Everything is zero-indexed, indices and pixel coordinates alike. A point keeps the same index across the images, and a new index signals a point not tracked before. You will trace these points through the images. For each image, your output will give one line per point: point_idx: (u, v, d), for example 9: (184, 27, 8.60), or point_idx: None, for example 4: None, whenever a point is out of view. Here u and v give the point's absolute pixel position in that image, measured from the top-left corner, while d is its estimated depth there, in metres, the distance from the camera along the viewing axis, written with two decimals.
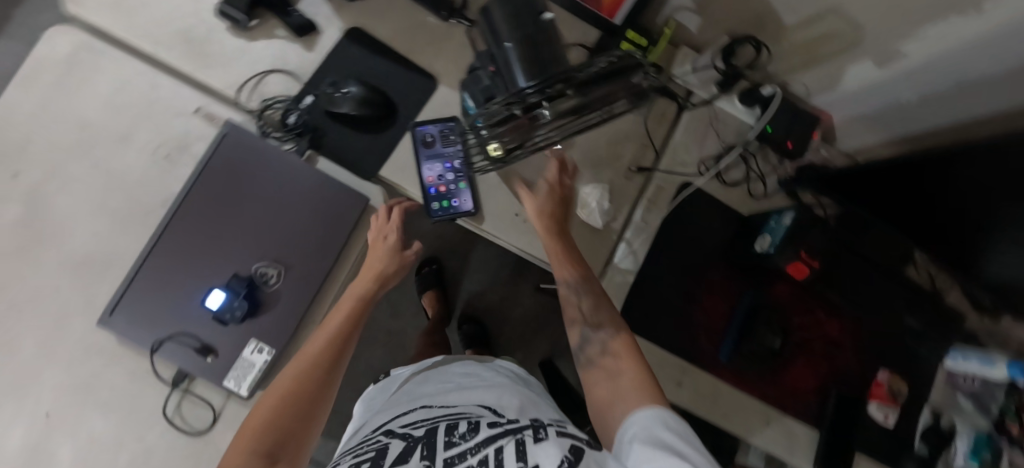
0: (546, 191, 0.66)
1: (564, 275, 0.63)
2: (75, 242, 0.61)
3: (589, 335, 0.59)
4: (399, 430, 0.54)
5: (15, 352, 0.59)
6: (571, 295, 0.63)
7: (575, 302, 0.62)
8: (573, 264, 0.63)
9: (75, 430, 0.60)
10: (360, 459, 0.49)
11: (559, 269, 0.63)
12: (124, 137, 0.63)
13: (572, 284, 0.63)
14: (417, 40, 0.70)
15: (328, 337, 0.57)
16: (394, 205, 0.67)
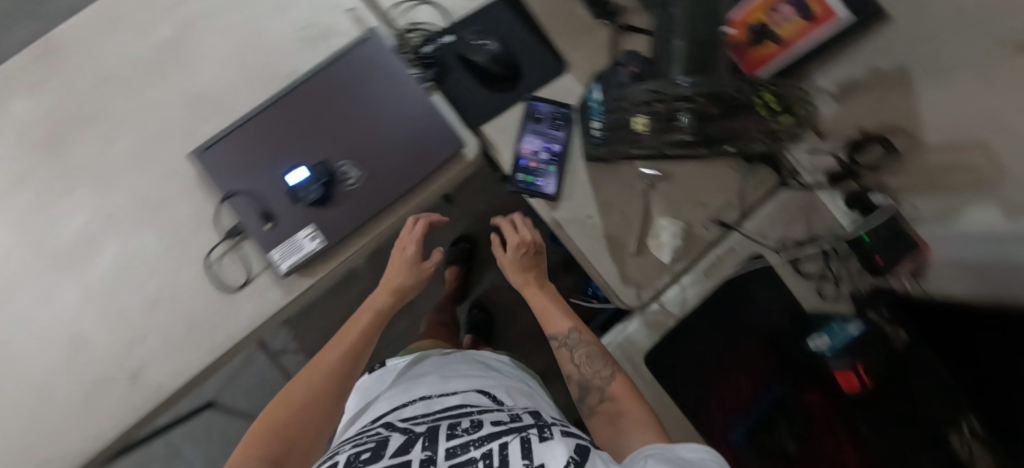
0: (512, 250, 0.79)
1: (557, 329, 0.70)
2: (200, 79, 0.66)
3: (588, 385, 0.62)
4: (399, 425, 0.57)
5: (112, 151, 0.65)
6: (563, 346, 0.68)
7: (568, 354, 0.67)
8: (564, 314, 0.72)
9: (129, 237, 0.64)
10: (359, 449, 0.51)
11: (552, 328, 0.71)
12: (281, 8, 0.67)
13: (565, 334, 0.69)
14: (564, 26, 0.72)
15: (339, 356, 0.68)
16: (421, 217, 0.80)
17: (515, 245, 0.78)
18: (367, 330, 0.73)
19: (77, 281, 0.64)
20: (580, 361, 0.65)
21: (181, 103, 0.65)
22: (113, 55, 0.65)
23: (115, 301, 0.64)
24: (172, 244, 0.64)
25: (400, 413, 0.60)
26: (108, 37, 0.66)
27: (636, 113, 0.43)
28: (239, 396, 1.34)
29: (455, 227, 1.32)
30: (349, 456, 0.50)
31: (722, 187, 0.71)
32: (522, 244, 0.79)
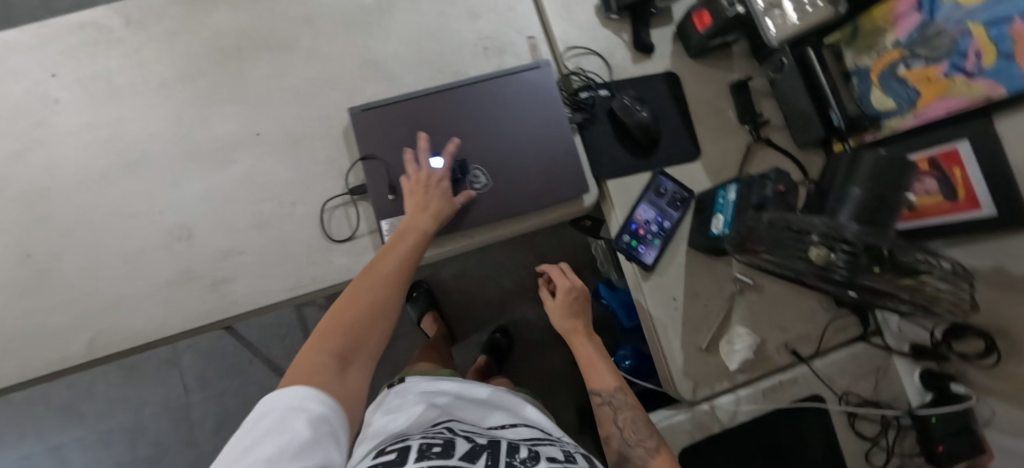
0: (558, 296, 0.80)
1: (605, 387, 0.69)
2: (381, 49, 0.72)
3: (629, 451, 0.63)
4: (459, 431, 0.64)
5: (282, 81, 0.71)
6: (606, 404, 0.68)
7: (610, 411, 0.68)
8: (610, 374, 0.71)
9: (264, 158, 0.69)
10: (430, 440, 0.58)
11: (598, 382, 0.70)
12: (472, 15, 0.74)
13: (610, 393, 0.69)
14: (709, 119, 0.76)
15: (395, 263, 0.62)
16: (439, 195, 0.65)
17: (564, 291, 0.80)
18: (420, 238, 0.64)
19: (202, 181, 0.68)
20: (624, 428, 0.65)
21: (356, 63, 0.71)
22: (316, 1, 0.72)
23: (228, 210, 0.68)
24: (297, 178, 0.69)
25: (456, 423, 0.67)
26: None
27: (808, 247, 0.46)
28: (254, 329, 1.40)
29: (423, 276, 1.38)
30: (422, 445, 0.56)
31: (808, 318, 0.72)
32: (568, 293, 0.80)
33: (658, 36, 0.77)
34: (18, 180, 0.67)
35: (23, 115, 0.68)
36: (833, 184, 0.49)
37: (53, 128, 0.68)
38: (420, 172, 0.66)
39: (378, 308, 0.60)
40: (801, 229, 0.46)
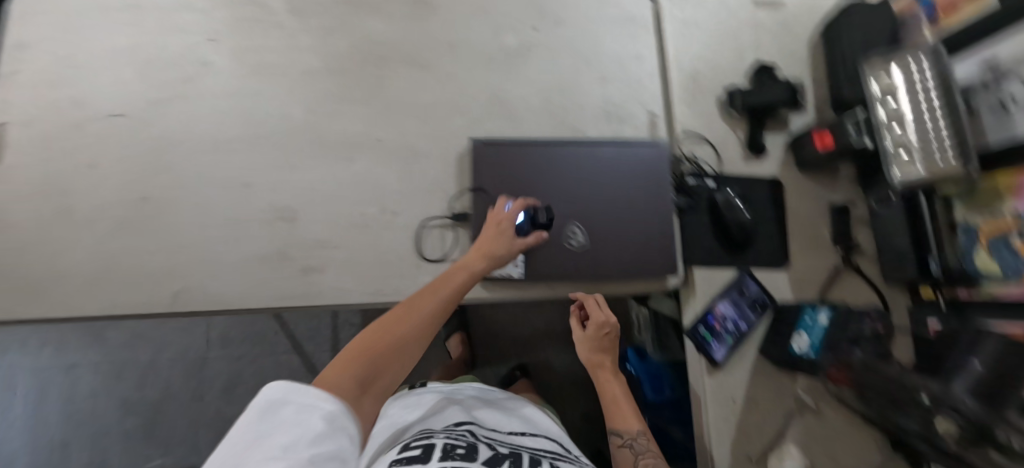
0: (590, 328, 0.72)
1: (630, 430, 0.68)
2: (513, 91, 0.76)
3: None
4: (482, 436, 0.65)
5: (414, 97, 0.75)
6: (626, 446, 0.67)
7: (631, 455, 0.66)
8: (635, 417, 0.70)
9: (378, 163, 0.72)
10: (454, 441, 0.61)
11: (622, 423, 0.69)
12: (603, 80, 0.79)
13: (633, 437, 0.67)
14: (804, 232, 0.76)
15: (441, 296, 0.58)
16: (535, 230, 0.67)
17: (597, 324, 0.71)
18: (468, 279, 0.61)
19: (317, 171, 0.72)
20: None
21: (487, 97, 0.76)
22: (464, 35, 0.77)
23: (333, 204, 0.71)
24: (404, 189, 0.72)
25: (479, 427, 0.67)
26: (469, 21, 0.78)
27: (932, 416, 0.48)
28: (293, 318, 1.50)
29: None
30: (446, 444, 0.59)
31: (864, 456, 0.70)
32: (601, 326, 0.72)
33: (770, 141, 0.80)
34: (152, 126, 0.71)
35: (174, 69, 0.73)
36: (951, 358, 0.53)
37: (197, 87, 0.73)
38: (497, 213, 0.67)
39: (418, 340, 0.53)
40: (908, 384, 0.49)
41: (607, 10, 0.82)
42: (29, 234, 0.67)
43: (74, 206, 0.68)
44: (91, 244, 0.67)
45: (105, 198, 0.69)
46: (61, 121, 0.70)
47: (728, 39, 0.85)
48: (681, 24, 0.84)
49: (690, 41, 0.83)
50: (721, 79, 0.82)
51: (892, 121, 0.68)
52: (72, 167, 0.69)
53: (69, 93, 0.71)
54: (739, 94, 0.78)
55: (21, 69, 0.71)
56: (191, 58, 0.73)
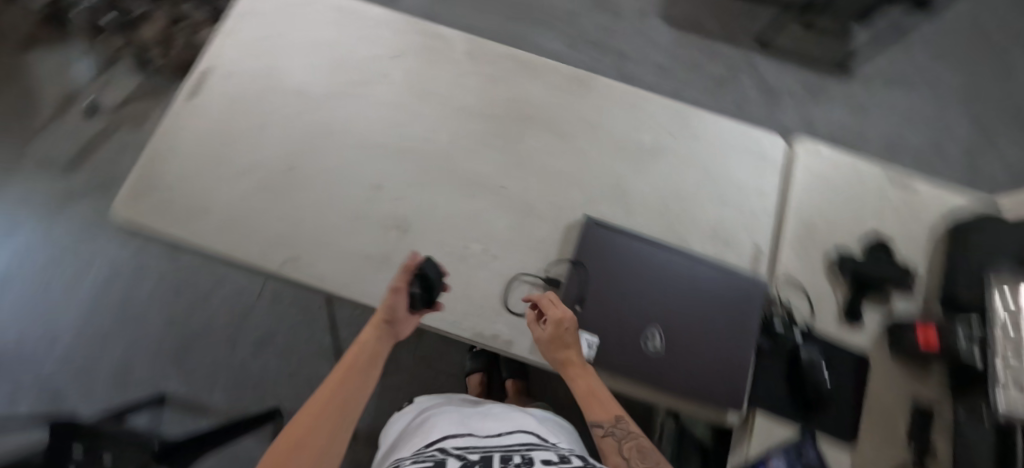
0: (548, 326, 0.67)
1: (605, 419, 0.64)
2: (635, 188, 0.83)
3: None
4: (452, 449, 0.69)
5: (547, 164, 0.83)
6: (609, 435, 0.64)
7: (614, 446, 0.64)
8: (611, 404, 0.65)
9: (495, 208, 0.79)
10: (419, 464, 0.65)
11: (599, 414, 0.64)
12: (721, 202, 0.83)
13: (611, 426, 0.64)
14: (881, 420, 0.73)
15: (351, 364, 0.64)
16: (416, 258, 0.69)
17: (557, 321, 0.66)
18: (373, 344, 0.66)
19: (441, 199, 0.79)
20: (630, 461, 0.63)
21: (610, 185, 0.82)
22: (604, 125, 0.86)
23: (445, 232, 0.77)
24: (509, 239, 0.77)
25: (450, 440, 0.71)
26: (614, 113, 0.87)
27: None
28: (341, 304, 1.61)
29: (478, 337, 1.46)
30: None
31: None
32: (558, 325, 0.66)
33: (869, 314, 0.78)
34: (323, 112, 0.82)
35: (359, 71, 0.86)
36: None
37: (372, 92, 0.85)
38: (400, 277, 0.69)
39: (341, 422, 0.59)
40: None
41: (742, 138, 0.87)
42: (193, 167, 0.78)
43: (235, 155, 0.79)
44: (236, 191, 0.77)
45: (261, 157, 0.79)
46: (256, 85, 0.83)
47: (853, 198, 0.86)
48: (810, 174, 0.87)
49: (816, 192, 0.85)
50: (836, 235, 0.83)
51: (1007, 345, 0.68)
52: (247, 123, 0.80)
53: (269, 62, 0.84)
54: (851, 260, 0.79)
55: (240, 32, 0.85)
56: (374, 64, 0.86)
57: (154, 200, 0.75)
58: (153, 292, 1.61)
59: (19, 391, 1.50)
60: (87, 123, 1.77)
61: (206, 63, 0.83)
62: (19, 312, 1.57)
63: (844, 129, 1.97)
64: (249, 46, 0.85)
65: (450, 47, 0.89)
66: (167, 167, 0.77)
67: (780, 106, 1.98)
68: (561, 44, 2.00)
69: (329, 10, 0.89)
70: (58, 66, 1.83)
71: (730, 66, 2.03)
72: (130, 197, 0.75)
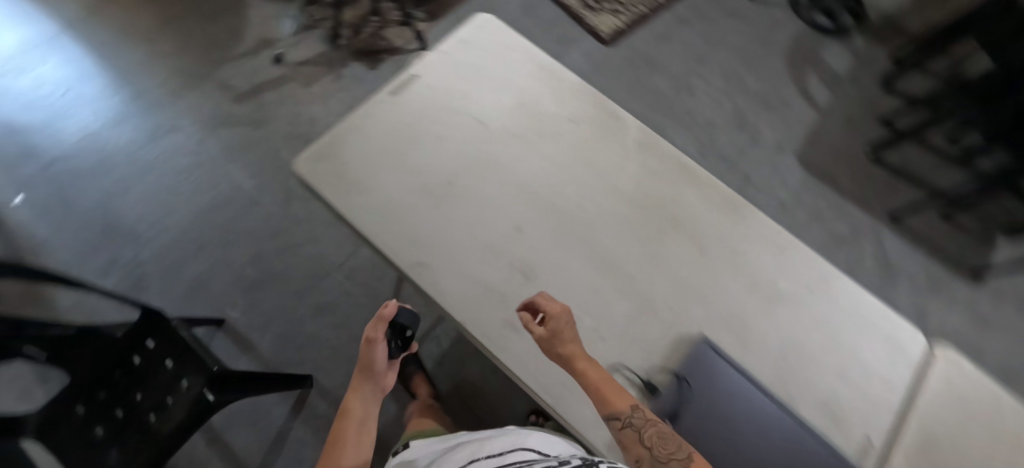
0: (547, 322, 0.70)
1: (620, 407, 0.64)
2: (757, 327, 0.81)
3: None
4: None
5: (676, 271, 0.84)
6: (627, 426, 0.63)
7: (635, 435, 0.62)
8: (621, 393, 0.65)
9: (615, 293, 0.81)
10: None
11: (611, 404, 0.64)
12: (840, 376, 0.79)
13: (627, 414, 0.63)
14: None
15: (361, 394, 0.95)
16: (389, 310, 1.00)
17: (554, 314, 0.70)
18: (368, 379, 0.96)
19: (567, 263, 0.82)
20: (653, 447, 0.61)
21: (732, 315, 0.81)
22: (745, 253, 0.86)
23: (562, 296, 0.80)
24: (617, 324, 0.79)
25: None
26: (756, 247, 0.88)
27: None
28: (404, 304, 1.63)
29: (432, 347, 1.54)
30: None
31: None
32: (555, 323, 0.69)
33: None
34: (496, 149, 0.90)
35: (535, 121, 0.94)
36: None
37: (542, 145, 0.92)
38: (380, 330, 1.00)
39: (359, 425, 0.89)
40: None
41: (879, 321, 0.83)
42: (369, 150, 0.88)
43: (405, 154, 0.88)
44: (394, 185, 0.85)
45: (429, 166, 0.87)
46: (444, 100, 0.93)
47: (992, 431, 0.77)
48: (949, 384, 0.80)
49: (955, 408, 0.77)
50: (967, 462, 0.73)
51: None
52: (426, 131, 0.90)
53: (463, 86, 0.95)
54: None
55: (450, 54, 0.98)
56: (549, 119, 0.94)
57: (327, 165, 0.86)
58: (254, 225, 1.75)
59: (117, 262, 1.69)
60: (269, 68, 2.04)
61: (413, 69, 0.96)
62: (147, 197, 1.79)
63: (962, 337, 1.79)
64: (452, 68, 0.97)
65: (623, 130, 0.95)
66: (349, 142, 0.88)
67: (897, 287, 1.85)
68: (691, 148, 2.02)
69: (528, 59, 0.99)
70: (267, 18, 2.15)
71: (856, 228, 1.93)
72: (312, 155, 0.87)
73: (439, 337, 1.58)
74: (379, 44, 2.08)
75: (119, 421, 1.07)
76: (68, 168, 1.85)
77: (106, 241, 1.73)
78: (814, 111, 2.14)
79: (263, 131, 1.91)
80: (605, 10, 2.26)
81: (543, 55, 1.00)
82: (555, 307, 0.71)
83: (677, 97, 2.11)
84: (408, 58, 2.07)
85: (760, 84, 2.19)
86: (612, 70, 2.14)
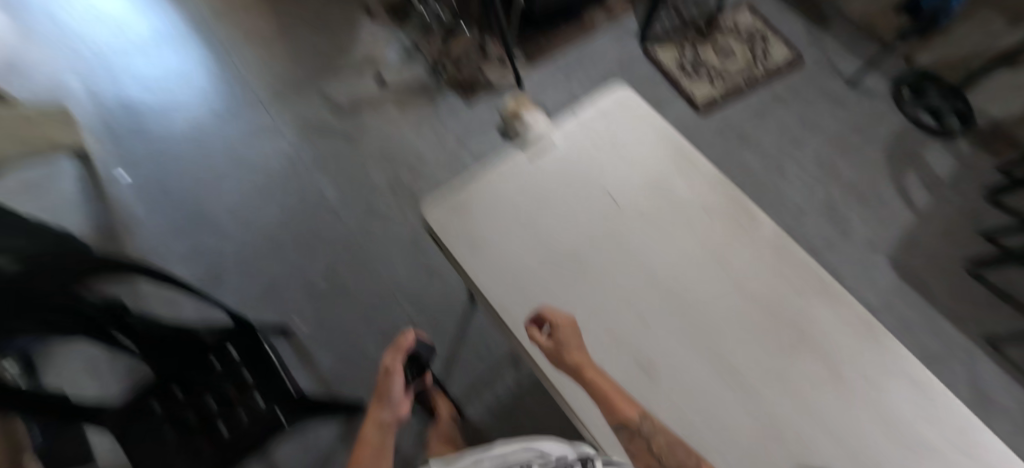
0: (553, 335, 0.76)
1: (631, 413, 0.70)
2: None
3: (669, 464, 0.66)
4: None
5: (805, 392, 0.78)
6: (636, 431, 0.69)
7: (644, 444, 0.69)
8: (631, 403, 0.72)
9: (736, 406, 0.77)
10: None
11: (621, 410, 0.70)
12: None
13: (638, 420, 0.70)
14: None
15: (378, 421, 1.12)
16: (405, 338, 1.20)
17: (561, 324, 0.77)
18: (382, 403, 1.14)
19: (687, 362, 0.80)
20: (659, 448, 0.68)
21: (865, 454, 0.74)
22: (881, 385, 0.80)
23: (680, 400, 0.77)
24: (738, 442, 0.74)
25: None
26: (898, 381, 0.80)
27: None
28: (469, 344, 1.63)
29: (490, 392, 1.56)
30: None
31: None
32: (559, 337, 0.76)
33: None
34: (626, 229, 0.89)
35: (669, 205, 0.92)
36: None
37: (674, 232, 0.90)
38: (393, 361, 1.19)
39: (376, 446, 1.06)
40: None
41: None
42: (500, 208, 0.90)
43: (534, 218, 0.90)
44: (520, 249, 0.86)
45: (559, 236, 0.88)
46: (578, 169, 0.95)
47: None
48: None
49: None
50: None
51: None
52: (557, 198, 0.91)
53: (596, 157, 0.97)
54: None
55: (587, 123, 1.01)
56: (680, 204, 0.93)
57: (461, 220, 0.89)
58: (331, 238, 1.78)
59: (199, 252, 1.76)
60: (371, 87, 2.12)
61: (551, 133, 0.99)
62: (236, 193, 1.86)
63: None
64: (588, 138, 0.99)
65: (758, 228, 0.92)
66: (482, 197, 0.92)
67: (992, 420, 1.69)
68: None
69: (664, 139, 1.00)
70: (375, 39, 2.24)
71: (948, 347, 1.80)
72: (446, 205, 0.91)
73: (497, 386, 1.57)
74: (477, 79, 2.12)
75: (192, 428, 1.07)
76: (171, 154, 1.96)
77: (193, 229, 1.80)
78: (912, 212, 2.03)
79: (355, 147, 1.96)
80: (701, 77, 2.24)
81: (683, 140, 1.00)
82: (561, 318, 0.78)
83: (768, 176, 2.05)
84: (503, 97, 2.11)
85: (859, 174, 2.08)
86: (702, 138, 2.11)
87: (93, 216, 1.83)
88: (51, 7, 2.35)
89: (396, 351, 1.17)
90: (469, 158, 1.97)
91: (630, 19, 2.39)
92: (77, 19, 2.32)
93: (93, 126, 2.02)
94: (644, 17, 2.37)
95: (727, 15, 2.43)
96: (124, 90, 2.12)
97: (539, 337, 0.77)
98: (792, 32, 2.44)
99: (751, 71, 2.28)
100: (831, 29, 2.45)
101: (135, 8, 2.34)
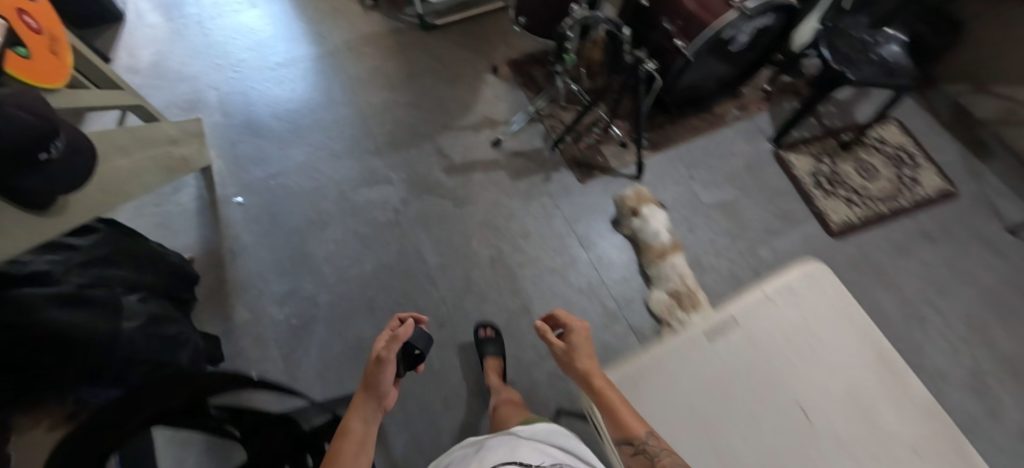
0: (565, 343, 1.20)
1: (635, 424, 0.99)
2: None
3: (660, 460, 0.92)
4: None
5: None
6: (633, 443, 0.96)
7: (645, 454, 0.93)
8: (632, 418, 1.00)
9: None
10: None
11: (622, 423, 1.00)
12: None
13: (638, 429, 0.98)
14: None
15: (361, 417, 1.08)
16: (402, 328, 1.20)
17: (579, 328, 1.23)
18: (366, 394, 1.11)
19: None
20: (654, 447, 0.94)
21: None
22: None
23: None
24: None
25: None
26: None
27: None
28: None
29: None
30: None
31: None
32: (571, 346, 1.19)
33: None
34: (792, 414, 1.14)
35: (837, 399, 1.16)
36: None
37: (832, 423, 1.13)
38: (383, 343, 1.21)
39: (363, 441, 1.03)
40: None
41: None
42: (683, 380, 1.17)
43: (725, 391, 1.16)
44: (693, 422, 1.12)
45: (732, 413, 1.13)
46: (763, 348, 1.22)
47: None
48: None
49: None
50: None
51: None
52: (737, 377, 1.18)
53: (780, 340, 1.23)
54: None
55: (776, 302, 1.27)
56: (852, 398, 1.16)
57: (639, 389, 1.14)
58: (424, 305, 1.73)
59: (295, 293, 1.75)
60: (485, 149, 2.08)
61: (736, 308, 1.27)
62: (339, 239, 1.85)
63: None
64: (776, 322, 1.24)
65: (913, 430, 1.14)
66: (661, 367, 1.18)
67: None
68: None
69: (846, 323, 1.24)
70: (496, 98, 2.24)
71: None
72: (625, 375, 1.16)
73: None
74: (595, 159, 2.05)
75: None
76: (283, 185, 1.98)
77: (292, 268, 1.79)
78: None
79: (461, 211, 1.91)
80: (838, 195, 2.03)
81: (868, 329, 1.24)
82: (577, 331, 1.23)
83: (904, 325, 1.80)
84: (618, 182, 2.02)
85: (1016, 344, 1.79)
86: (833, 266, 1.89)
87: (201, 235, 1.86)
88: (203, 19, 2.50)
89: (392, 340, 1.13)
90: (575, 243, 1.86)
91: (764, 117, 2.23)
92: (224, 35, 2.44)
93: (218, 142, 2.08)
94: (780, 119, 2.22)
95: (873, 128, 2.21)
96: (253, 111, 2.18)
97: (558, 346, 1.21)
98: (946, 158, 2.19)
99: (895, 197, 2.05)
100: (995, 164, 2.18)
101: (277, 33, 2.44)
